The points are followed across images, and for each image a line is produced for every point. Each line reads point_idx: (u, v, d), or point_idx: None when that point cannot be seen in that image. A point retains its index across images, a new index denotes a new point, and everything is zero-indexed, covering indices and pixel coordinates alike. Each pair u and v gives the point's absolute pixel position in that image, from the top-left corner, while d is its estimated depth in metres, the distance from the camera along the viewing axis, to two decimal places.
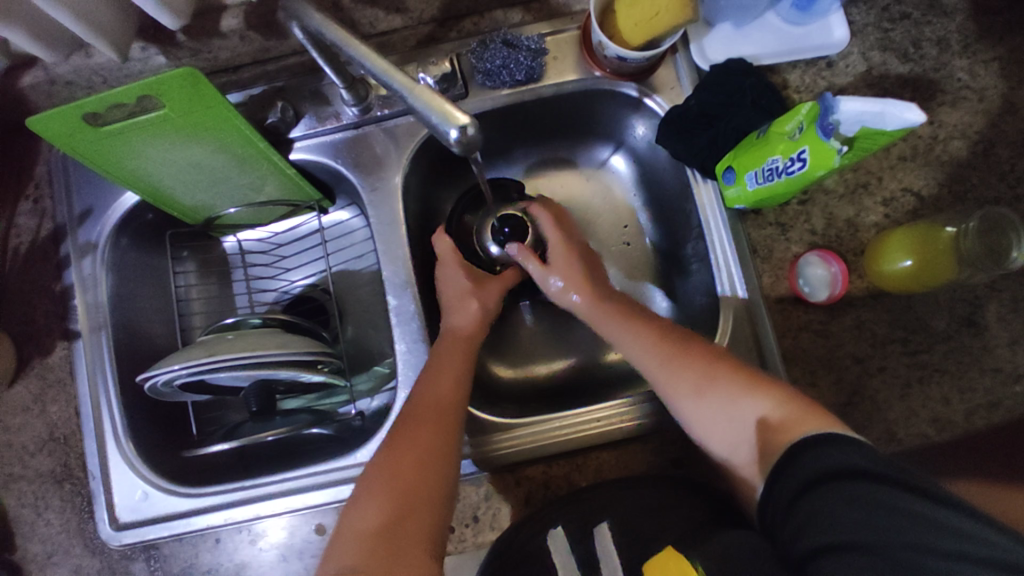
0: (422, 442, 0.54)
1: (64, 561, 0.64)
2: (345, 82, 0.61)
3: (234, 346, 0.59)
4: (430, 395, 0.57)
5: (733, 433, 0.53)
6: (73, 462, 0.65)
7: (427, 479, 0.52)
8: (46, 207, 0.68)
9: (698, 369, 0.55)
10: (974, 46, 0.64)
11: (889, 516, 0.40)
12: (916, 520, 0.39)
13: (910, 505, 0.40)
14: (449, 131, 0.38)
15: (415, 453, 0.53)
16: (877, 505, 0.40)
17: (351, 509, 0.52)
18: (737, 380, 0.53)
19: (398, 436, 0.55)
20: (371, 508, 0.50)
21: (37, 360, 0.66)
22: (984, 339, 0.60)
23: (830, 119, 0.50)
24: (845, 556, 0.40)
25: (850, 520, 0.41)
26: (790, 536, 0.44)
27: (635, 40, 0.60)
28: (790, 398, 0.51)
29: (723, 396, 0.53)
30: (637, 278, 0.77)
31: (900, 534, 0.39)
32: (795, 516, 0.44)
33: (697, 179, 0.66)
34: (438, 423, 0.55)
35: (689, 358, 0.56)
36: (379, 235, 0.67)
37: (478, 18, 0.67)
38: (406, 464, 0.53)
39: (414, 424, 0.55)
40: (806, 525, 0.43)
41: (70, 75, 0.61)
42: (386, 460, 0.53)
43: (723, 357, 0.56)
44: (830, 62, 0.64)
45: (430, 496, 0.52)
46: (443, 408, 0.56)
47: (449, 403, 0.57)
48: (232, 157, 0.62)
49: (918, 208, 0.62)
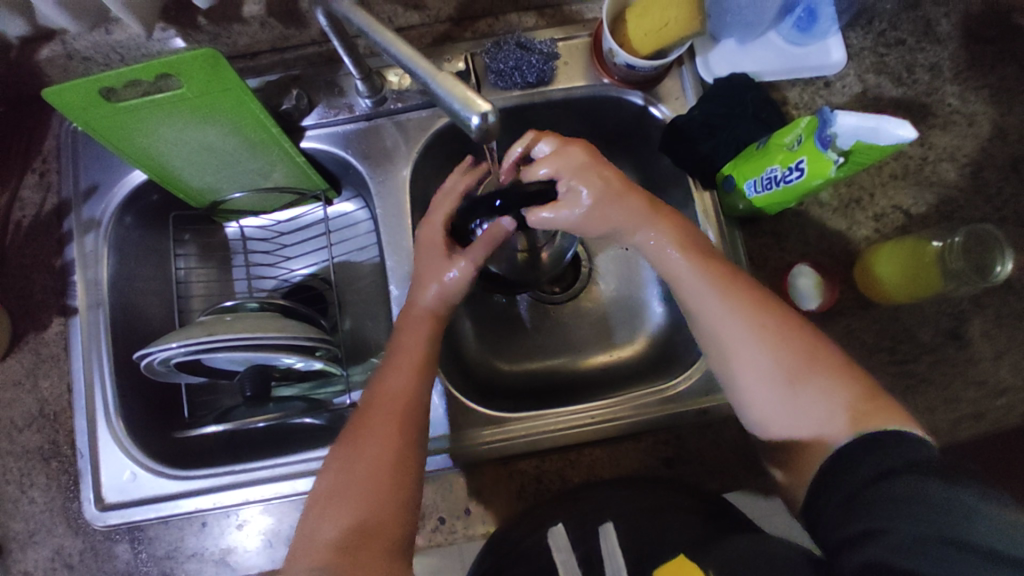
0: (382, 440, 0.53)
1: (46, 541, 0.63)
2: (362, 73, 0.62)
3: (233, 326, 0.59)
4: (387, 391, 0.56)
5: (781, 392, 0.53)
6: (61, 439, 0.64)
7: (391, 479, 0.51)
8: (52, 181, 0.68)
9: (763, 334, 0.54)
10: (965, 73, 0.67)
11: (913, 505, 0.41)
12: (938, 513, 0.40)
13: (935, 492, 0.41)
14: (470, 118, 0.40)
15: (376, 455, 0.52)
16: (904, 496, 0.42)
17: (311, 512, 0.51)
18: (799, 354, 0.53)
19: (355, 436, 0.53)
20: (329, 510, 0.50)
21: (32, 335, 0.66)
22: (968, 352, 0.62)
23: (828, 132, 0.52)
24: (876, 541, 0.42)
25: (886, 511, 0.42)
26: (829, 529, 0.46)
27: (644, 50, 0.62)
28: (838, 369, 0.53)
29: (783, 373, 0.53)
30: (630, 320, 0.77)
31: (922, 522, 0.40)
32: (832, 511, 0.46)
33: (696, 187, 0.68)
34: (397, 417, 0.54)
35: (758, 321, 0.54)
36: (384, 225, 0.68)
37: (493, 20, 0.69)
38: (362, 462, 0.52)
39: (369, 424, 0.54)
40: (849, 518, 0.44)
41: (88, 50, 0.61)
42: (344, 456, 0.53)
43: (778, 323, 0.54)
44: (828, 82, 0.67)
45: (399, 493, 0.52)
46: (402, 412, 0.55)
47: (408, 391, 0.56)
48: (243, 141, 0.63)
49: (907, 225, 0.64)
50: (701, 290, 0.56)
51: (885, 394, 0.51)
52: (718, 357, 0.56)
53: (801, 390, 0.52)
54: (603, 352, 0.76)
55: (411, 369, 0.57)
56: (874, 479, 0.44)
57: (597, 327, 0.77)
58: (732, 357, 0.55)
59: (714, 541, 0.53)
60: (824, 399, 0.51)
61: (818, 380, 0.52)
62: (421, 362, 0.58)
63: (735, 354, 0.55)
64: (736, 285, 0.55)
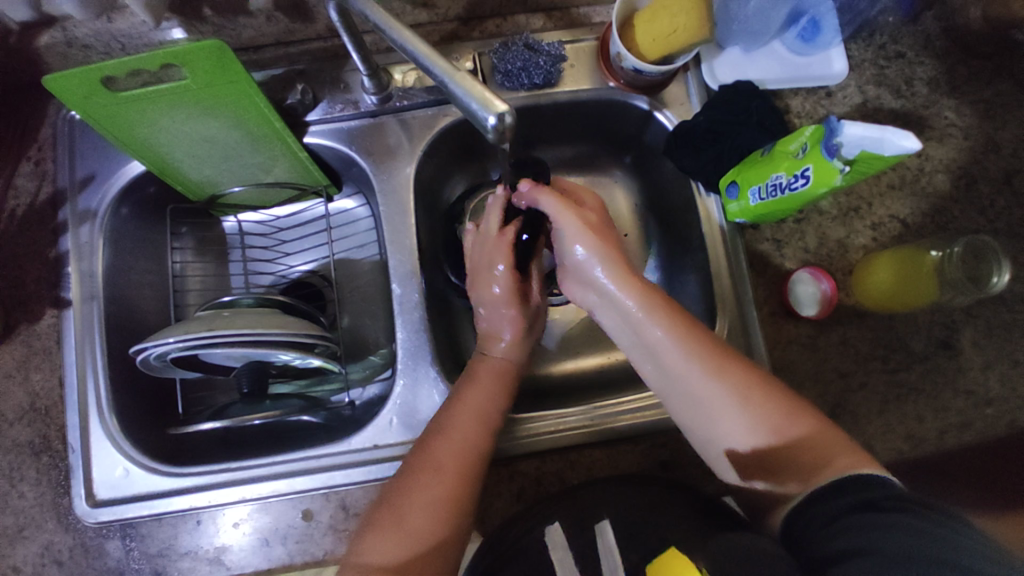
0: (447, 467, 0.54)
1: (35, 536, 0.62)
2: (369, 70, 0.62)
3: (233, 322, 0.58)
4: (457, 423, 0.57)
5: (754, 439, 0.54)
6: (53, 434, 0.63)
7: (447, 508, 0.52)
8: (47, 170, 0.67)
9: (719, 383, 0.55)
10: (961, 87, 0.68)
11: (899, 529, 0.42)
12: (921, 533, 0.41)
13: (921, 524, 0.42)
14: (487, 118, 0.39)
15: (438, 481, 0.53)
16: (888, 523, 0.43)
17: (366, 530, 0.52)
18: (779, 404, 0.54)
19: (408, 471, 0.54)
20: (382, 532, 0.51)
21: (24, 326, 0.65)
22: (959, 362, 0.63)
23: (833, 141, 0.52)
24: (860, 559, 0.42)
25: (871, 534, 0.43)
26: (813, 544, 0.46)
27: (652, 55, 0.63)
28: (816, 429, 0.53)
29: (762, 424, 0.54)
30: None
31: (907, 544, 0.41)
32: (816, 533, 0.46)
33: (699, 193, 0.69)
34: (468, 450, 0.55)
35: (719, 375, 0.55)
36: (387, 222, 0.68)
37: (501, 21, 0.69)
38: (422, 486, 0.53)
39: (424, 461, 0.54)
40: (832, 537, 0.45)
41: (89, 38, 0.60)
42: (408, 476, 0.54)
43: (755, 377, 0.56)
44: (829, 92, 0.68)
45: (442, 538, 0.52)
46: (468, 454, 0.55)
47: (482, 426, 0.57)
48: (245, 135, 0.62)
49: (904, 234, 0.66)
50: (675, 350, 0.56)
51: (840, 429, 0.54)
52: (687, 407, 0.57)
53: (780, 440, 0.53)
54: (601, 354, 0.77)
55: (476, 420, 0.57)
56: (861, 508, 0.45)
57: (595, 329, 0.78)
58: (698, 412, 0.57)
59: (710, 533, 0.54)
60: (801, 450, 0.53)
61: (795, 430, 0.53)
62: (487, 412, 0.58)
63: (697, 405, 0.56)
64: (692, 335, 0.57)
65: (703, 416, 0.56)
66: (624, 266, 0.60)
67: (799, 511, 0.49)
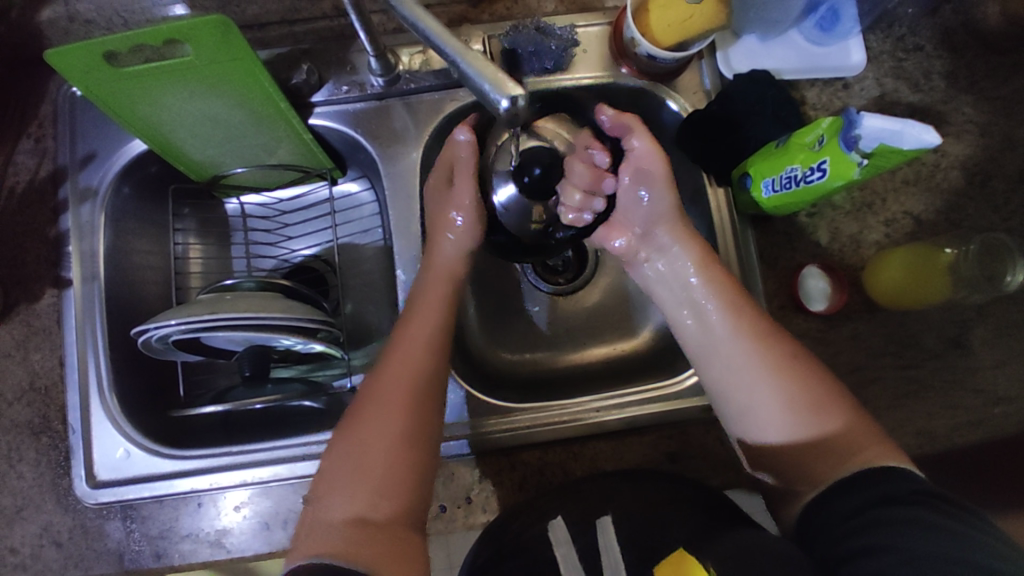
0: (398, 407, 0.55)
1: (34, 517, 0.62)
2: (376, 51, 0.60)
3: (236, 305, 0.58)
4: (401, 359, 0.58)
5: (773, 416, 0.54)
6: (52, 415, 0.63)
7: (404, 455, 0.53)
8: (48, 147, 0.66)
9: (760, 355, 0.55)
10: (980, 82, 0.67)
11: (913, 527, 0.43)
12: (937, 531, 0.42)
13: (932, 518, 0.43)
14: (500, 100, 0.38)
15: (386, 424, 0.54)
16: (907, 518, 0.43)
17: (321, 488, 0.53)
18: (801, 411, 0.53)
19: (359, 416, 0.55)
20: (339, 485, 0.52)
21: (23, 305, 0.64)
22: (970, 360, 0.63)
23: (853, 133, 0.51)
24: (879, 557, 0.42)
25: (889, 532, 0.43)
26: (829, 543, 0.46)
27: (667, 42, 0.61)
28: (850, 424, 0.52)
29: (786, 402, 0.54)
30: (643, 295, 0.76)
31: (924, 541, 0.42)
32: (833, 530, 0.47)
33: (711, 183, 0.68)
34: (416, 387, 0.56)
35: (764, 347, 0.55)
36: (393, 208, 0.67)
37: (512, 3, 0.68)
38: (374, 433, 0.54)
39: (371, 404, 0.55)
40: (849, 535, 0.45)
41: (91, 12, 0.60)
42: (355, 423, 0.54)
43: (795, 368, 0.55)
44: (846, 83, 0.67)
45: (403, 483, 0.53)
46: (414, 389, 0.56)
47: (430, 357, 0.58)
48: (249, 115, 0.61)
49: (916, 230, 0.65)
50: (706, 307, 0.59)
51: (870, 424, 0.52)
52: (713, 369, 0.58)
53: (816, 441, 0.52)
54: (604, 344, 0.76)
55: (422, 349, 0.58)
56: (877, 500, 0.46)
57: (599, 317, 0.77)
58: (733, 380, 0.56)
59: (705, 538, 0.52)
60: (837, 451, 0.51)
61: (821, 431, 0.52)
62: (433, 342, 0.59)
63: (733, 370, 0.56)
64: (743, 307, 0.58)
65: (727, 390, 0.56)
66: (698, 245, 0.61)
67: (814, 508, 0.50)
